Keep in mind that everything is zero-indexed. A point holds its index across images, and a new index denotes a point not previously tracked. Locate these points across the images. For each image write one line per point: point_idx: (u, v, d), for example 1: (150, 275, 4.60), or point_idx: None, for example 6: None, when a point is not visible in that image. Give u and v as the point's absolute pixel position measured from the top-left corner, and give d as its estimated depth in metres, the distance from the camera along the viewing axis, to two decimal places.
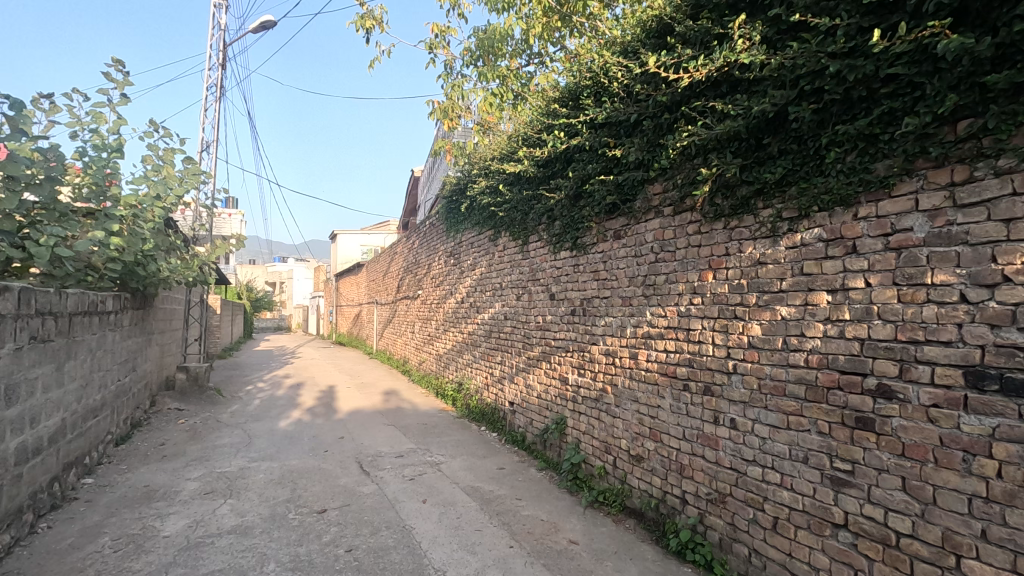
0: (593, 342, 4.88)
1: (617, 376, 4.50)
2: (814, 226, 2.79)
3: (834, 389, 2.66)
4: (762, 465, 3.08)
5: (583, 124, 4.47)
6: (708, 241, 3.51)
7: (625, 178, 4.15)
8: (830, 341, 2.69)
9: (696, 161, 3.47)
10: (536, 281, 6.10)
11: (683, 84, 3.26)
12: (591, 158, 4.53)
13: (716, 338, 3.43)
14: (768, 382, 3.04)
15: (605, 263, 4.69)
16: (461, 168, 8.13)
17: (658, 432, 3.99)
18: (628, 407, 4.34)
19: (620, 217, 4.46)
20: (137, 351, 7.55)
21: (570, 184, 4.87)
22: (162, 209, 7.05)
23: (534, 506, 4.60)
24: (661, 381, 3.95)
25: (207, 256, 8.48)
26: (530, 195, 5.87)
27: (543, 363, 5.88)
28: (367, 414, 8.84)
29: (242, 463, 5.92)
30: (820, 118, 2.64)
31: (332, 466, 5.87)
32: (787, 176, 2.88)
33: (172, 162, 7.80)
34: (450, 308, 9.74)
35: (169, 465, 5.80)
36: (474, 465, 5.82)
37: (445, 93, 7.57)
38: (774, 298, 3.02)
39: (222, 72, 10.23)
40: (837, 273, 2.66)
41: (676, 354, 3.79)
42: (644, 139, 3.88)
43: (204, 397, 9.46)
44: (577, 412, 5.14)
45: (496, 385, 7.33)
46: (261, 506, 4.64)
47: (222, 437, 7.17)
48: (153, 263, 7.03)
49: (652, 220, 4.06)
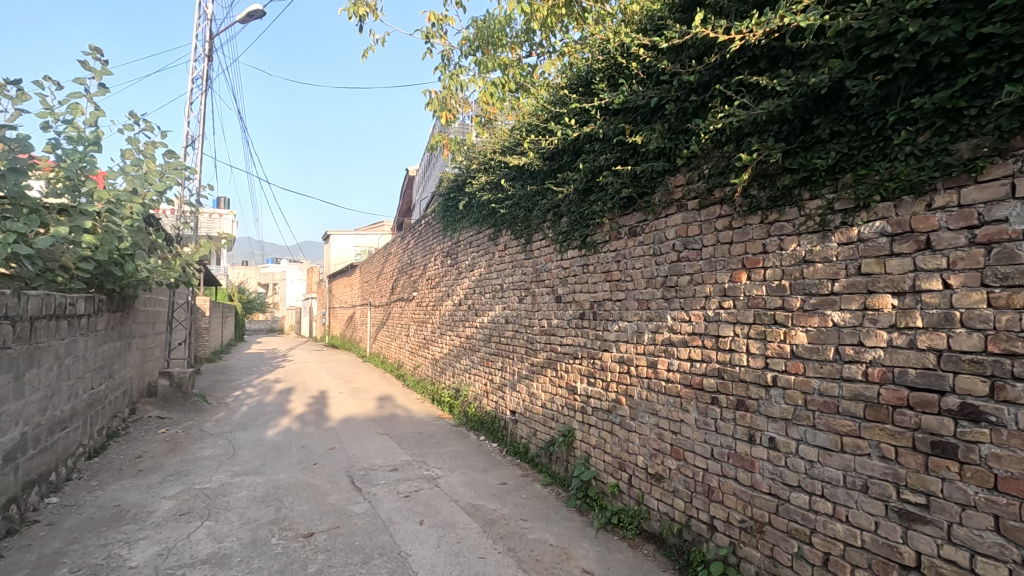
0: (604, 348, 4.49)
1: (632, 387, 4.12)
2: (874, 219, 2.42)
3: (902, 408, 2.29)
4: (809, 493, 2.69)
5: (596, 111, 4.09)
6: (741, 238, 3.13)
7: (644, 169, 3.77)
8: (896, 352, 2.31)
9: (729, 148, 3.11)
10: (541, 282, 5.71)
11: (733, 48, 2.79)
12: (605, 148, 4.15)
13: (751, 346, 3.05)
14: (817, 398, 2.66)
15: (619, 263, 4.31)
16: (459, 165, 7.73)
17: (680, 450, 3.60)
18: (645, 421, 3.96)
19: (637, 212, 4.08)
20: (114, 356, 7.10)
21: (580, 177, 4.48)
22: (142, 208, 6.66)
23: (541, 528, 4.20)
24: (685, 393, 3.57)
25: (191, 256, 8.05)
26: (535, 190, 5.47)
27: (548, 370, 5.50)
28: (359, 421, 8.41)
29: (223, 478, 5.48)
30: (885, 93, 2.29)
31: (321, 480, 5.46)
32: (842, 161, 2.52)
33: (153, 156, 7.39)
34: (447, 310, 9.33)
35: (144, 481, 5.36)
36: (474, 479, 5.41)
37: (443, 84, 7.20)
38: (823, 302, 2.64)
39: (209, 64, 9.79)
40: (905, 273, 2.29)
41: (703, 364, 3.41)
42: (666, 125, 3.51)
43: (188, 405, 9.00)
44: (586, 424, 4.75)
45: (496, 392, 6.93)
46: (241, 529, 4.22)
47: (205, 448, 6.72)
48: (132, 262, 6.61)
49: (674, 215, 3.69)
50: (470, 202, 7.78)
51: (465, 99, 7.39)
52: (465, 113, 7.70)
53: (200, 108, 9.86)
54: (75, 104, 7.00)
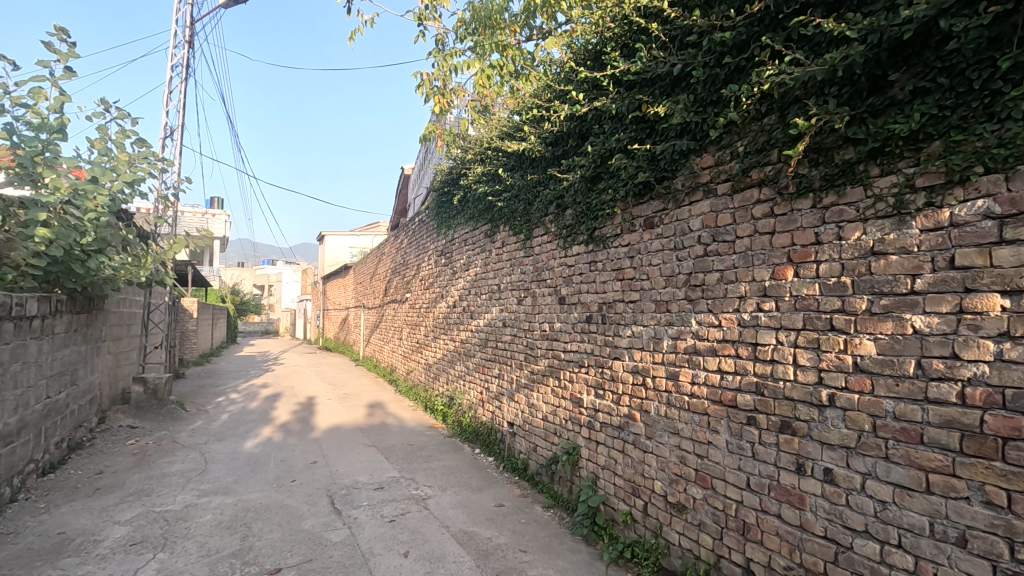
0: (615, 356, 3.97)
1: (648, 401, 3.59)
2: (974, 198, 1.91)
3: (1017, 442, 1.77)
4: (880, 541, 2.16)
5: (608, 83, 3.57)
6: (787, 227, 2.61)
7: (664, 148, 3.26)
8: (1008, 368, 1.80)
9: (771, 120, 2.62)
10: (542, 282, 5.17)
11: None
12: (617, 127, 3.64)
13: (800, 357, 2.52)
14: (891, 423, 2.13)
15: (632, 259, 3.78)
16: (453, 157, 7.20)
17: (707, 477, 3.07)
18: (664, 441, 3.43)
19: (654, 200, 3.56)
20: (78, 361, 6.54)
21: (588, 162, 3.96)
22: (111, 199, 6.12)
23: (543, 563, 3.65)
24: (713, 411, 3.03)
25: (164, 253, 7.46)
26: (537, 179, 4.95)
27: (549, 379, 4.97)
28: (347, 431, 7.87)
29: (187, 499, 4.92)
30: (994, 34, 1.80)
31: (297, 501, 4.90)
32: (928, 125, 2.00)
33: (124, 145, 6.87)
34: (440, 313, 8.79)
35: (98, 503, 4.80)
36: (467, 501, 4.87)
37: (436, 70, 6.69)
38: (899, 303, 2.12)
39: (190, 51, 9.22)
40: (1021, 267, 1.78)
41: (737, 377, 2.88)
42: (693, 96, 3.03)
43: (163, 412, 8.42)
44: (594, 442, 4.22)
45: (492, 401, 6.39)
46: (197, 564, 3.67)
47: (174, 462, 6.16)
48: (96, 259, 6.07)
49: (699, 203, 3.17)
50: (466, 196, 7.24)
51: (459, 85, 6.88)
52: (460, 102, 7.18)
53: (181, 97, 9.29)
54: (38, 88, 6.47)
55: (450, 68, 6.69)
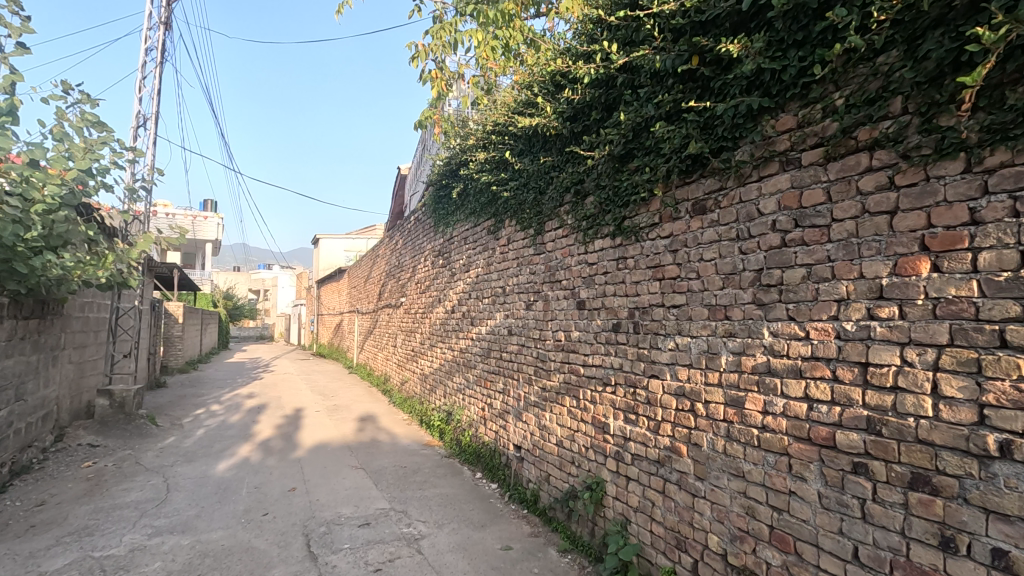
0: (652, 374, 3.22)
1: (698, 433, 2.84)
2: None
3: None
4: None
5: (650, 30, 2.84)
6: (918, 202, 1.87)
7: (724, 109, 2.53)
8: None
9: (891, 57, 1.91)
10: (556, 283, 4.44)
11: None
12: (657, 89, 2.92)
13: (945, 384, 1.78)
14: None
15: (676, 254, 3.05)
16: (453, 147, 6.50)
17: (788, 538, 2.32)
18: (721, 485, 2.68)
19: (708, 178, 2.83)
20: (24, 373, 5.75)
21: (617, 135, 3.22)
22: (66, 190, 5.31)
23: None
24: (798, 452, 2.29)
25: (129, 252, 6.58)
26: (552, 163, 4.22)
27: (566, 398, 4.22)
28: (333, 449, 7.10)
29: (136, 541, 4.14)
30: None
31: (266, 543, 4.12)
32: None
33: (82, 131, 6.08)
34: (438, 319, 8.03)
35: (27, 546, 4.01)
36: (468, 542, 4.10)
37: (436, 46, 5.94)
38: None
39: (166, 33, 8.46)
40: None
41: (836, 408, 2.13)
42: (769, 35, 2.30)
43: (131, 429, 7.62)
44: (624, 477, 3.46)
45: (495, 418, 5.64)
46: None
47: (130, 490, 5.37)
48: (42, 258, 5.23)
49: (774, 176, 2.43)
50: (467, 189, 6.51)
51: (459, 64, 6.14)
52: (462, 82, 6.43)
53: (155, 83, 8.51)
54: None
55: (450, 44, 5.95)
